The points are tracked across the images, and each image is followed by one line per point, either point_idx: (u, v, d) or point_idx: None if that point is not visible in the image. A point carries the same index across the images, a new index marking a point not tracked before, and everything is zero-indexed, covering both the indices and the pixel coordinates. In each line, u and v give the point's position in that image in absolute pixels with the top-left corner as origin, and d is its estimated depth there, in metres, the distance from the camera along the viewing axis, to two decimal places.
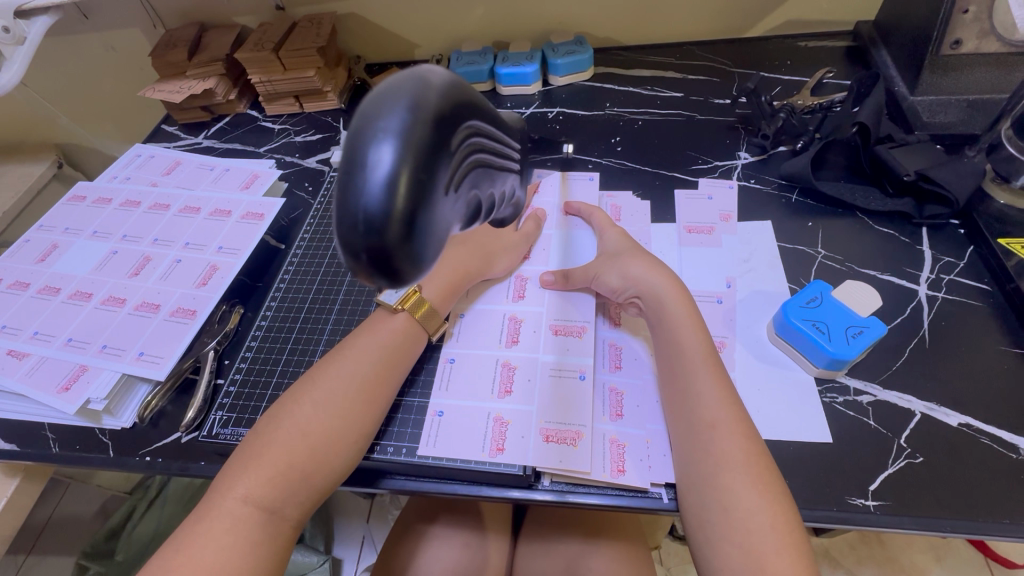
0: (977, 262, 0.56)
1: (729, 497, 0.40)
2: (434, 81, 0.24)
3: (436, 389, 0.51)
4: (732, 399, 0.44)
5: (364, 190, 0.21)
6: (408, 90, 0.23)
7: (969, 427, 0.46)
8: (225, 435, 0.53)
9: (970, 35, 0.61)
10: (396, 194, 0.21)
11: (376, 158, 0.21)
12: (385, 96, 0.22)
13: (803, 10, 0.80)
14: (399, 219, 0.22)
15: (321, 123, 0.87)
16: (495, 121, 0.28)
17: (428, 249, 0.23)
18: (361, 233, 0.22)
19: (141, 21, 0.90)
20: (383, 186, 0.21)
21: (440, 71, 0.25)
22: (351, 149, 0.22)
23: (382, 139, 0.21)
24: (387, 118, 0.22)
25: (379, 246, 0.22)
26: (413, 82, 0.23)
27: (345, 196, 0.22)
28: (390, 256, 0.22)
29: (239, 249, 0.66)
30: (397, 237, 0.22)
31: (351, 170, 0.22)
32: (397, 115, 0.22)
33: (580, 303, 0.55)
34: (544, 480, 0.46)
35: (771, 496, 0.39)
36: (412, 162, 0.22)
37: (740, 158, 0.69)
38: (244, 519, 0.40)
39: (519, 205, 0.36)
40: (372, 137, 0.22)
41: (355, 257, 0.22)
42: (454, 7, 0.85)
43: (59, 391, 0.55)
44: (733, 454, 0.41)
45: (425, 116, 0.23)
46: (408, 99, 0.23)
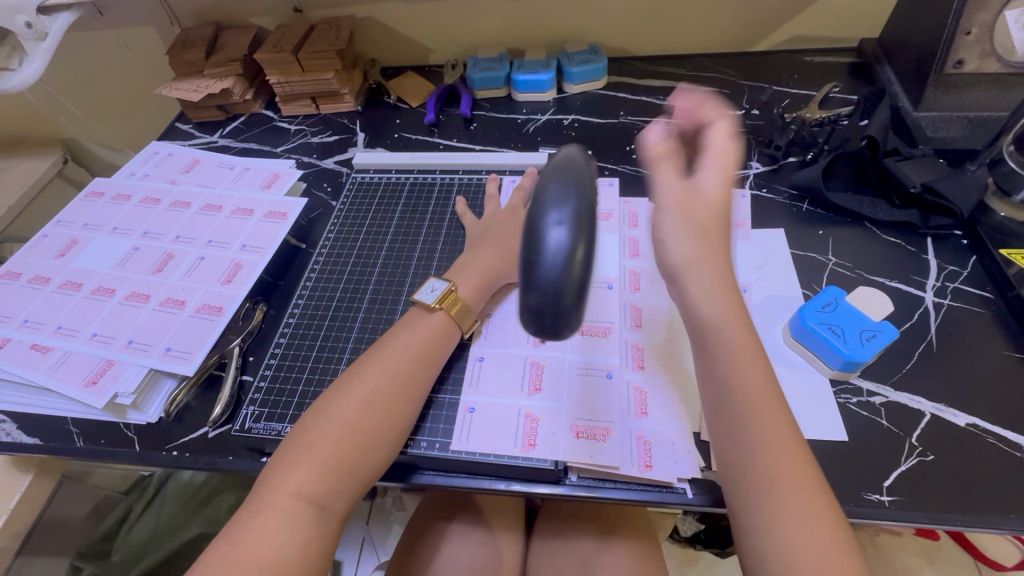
0: (980, 271, 0.59)
1: (790, 542, 0.36)
2: (581, 166, 0.28)
3: (466, 386, 0.52)
4: (790, 434, 0.39)
5: (544, 268, 0.25)
6: (571, 181, 0.27)
7: (976, 427, 0.49)
8: (258, 430, 0.53)
9: (972, 55, 0.64)
10: (571, 272, 0.25)
11: (550, 239, 0.26)
12: (551, 187, 0.27)
13: (808, 27, 0.83)
14: (573, 291, 0.25)
15: (338, 125, 0.88)
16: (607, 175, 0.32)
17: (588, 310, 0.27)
18: (542, 303, 0.25)
19: (157, 20, 0.91)
20: (560, 261, 0.25)
21: (577, 152, 0.30)
22: (527, 233, 0.26)
23: (555, 222, 0.26)
24: (555, 209, 0.26)
25: (556, 311, 0.25)
26: (568, 169, 0.28)
27: (525, 274, 0.26)
28: (563, 321, 0.26)
29: (263, 248, 0.66)
30: (572, 301, 0.26)
31: (528, 252, 0.26)
32: (566, 204, 0.26)
33: (604, 306, 0.56)
34: (572, 476, 0.48)
35: (833, 536, 0.36)
36: (582, 240, 0.26)
37: (752, 167, 0.72)
38: (297, 514, 0.41)
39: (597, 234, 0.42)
40: (546, 222, 0.26)
41: (533, 321, 0.26)
42: (472, 14, 0.87)
43: (86, 385, 0.56)
44: (784, 468, 0.38)
45: (586, 208, 0.27)
46: (574, 189, 0.27)
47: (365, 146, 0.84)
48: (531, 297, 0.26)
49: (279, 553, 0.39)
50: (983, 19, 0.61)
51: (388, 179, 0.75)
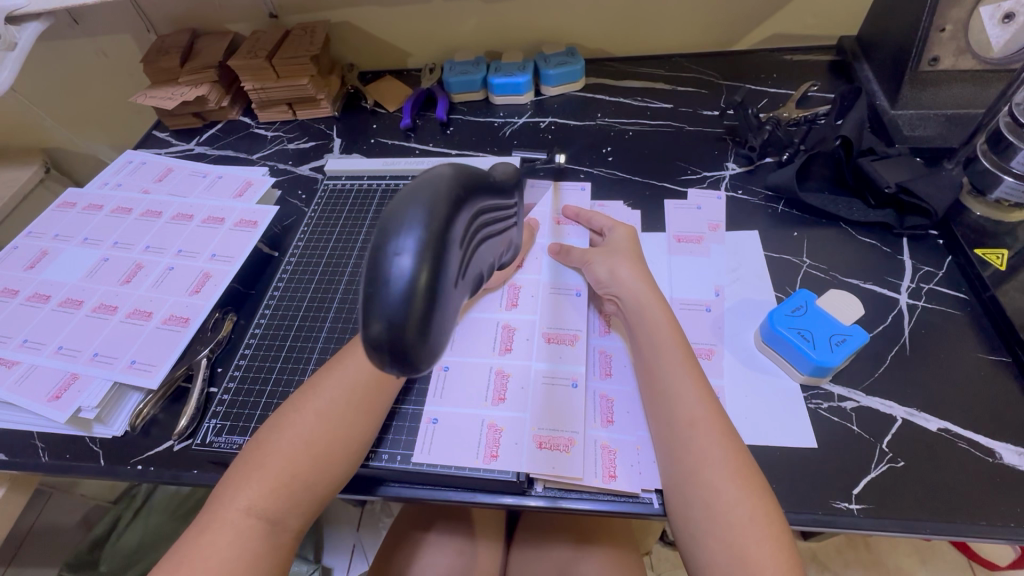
0: (955, 272, 0.58)
1: (712, 494, 0.41)
2: (443, 188, 0.27)
3: (430, 398, 0.52)
4: (712, 401, 0.45)
5: (388, 299, 0.25)
6: (426, 204, 0.26)
7: (948, 432, 0.48)
8: (220, 443, 0.53)
9: (947, 52, 0.63)
10: (414, 303, 0.25)
11: (397, 268, 0.25)
12: (403, 212, 0.26)
13: (787, 24, 0.82)
14: (416, 323, 0.25)
15: (314, 130, 0.87)
16: (497, 195, 0.32)
17: (442, 335, 0.27)
18: (386, 333, 0.25)
19: (132, 27, 0.90)
20: (403, 291, 0.25)
21: (446, 172, 0.28)
22: (372, 259, 0.26)
23: (402, 251, 0.25)
24: (403, 236, 0.25)
25: (401, 346, 0.25)
26: (426, 192, 0.27)
27: (368, 303, 0.26)
28: (409, 352, 0.26)
29: (232, 257, 0.66)
30: (417, 334, 0.25)
31: (375, 280, 0.25)
32: (414, 230, 0.25)
33: (571, 314, 0.56)
34: (536, 486, 0.47)
35: (752, 492, 0.41)
36: (429, 269, 0.25)
37: (728, 169, 0.71)
38: (247, 530, 0.40)
39: (509, 248, 0.40)
40: (393, 249, 0.25)
41: (378, 353, 0.26)
42: (448, 17, 0.86)
43: (49, 400, 0.55)
44: (713, 453, 0.42)
45: (438, 235, 0.26)
46: (423, 216, 0.26)
47: (341, 151, 0.83)
48: (375, 327, 0.25)
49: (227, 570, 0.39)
50: (957, 16, 0.61)
51: (360, 186, 0.74)
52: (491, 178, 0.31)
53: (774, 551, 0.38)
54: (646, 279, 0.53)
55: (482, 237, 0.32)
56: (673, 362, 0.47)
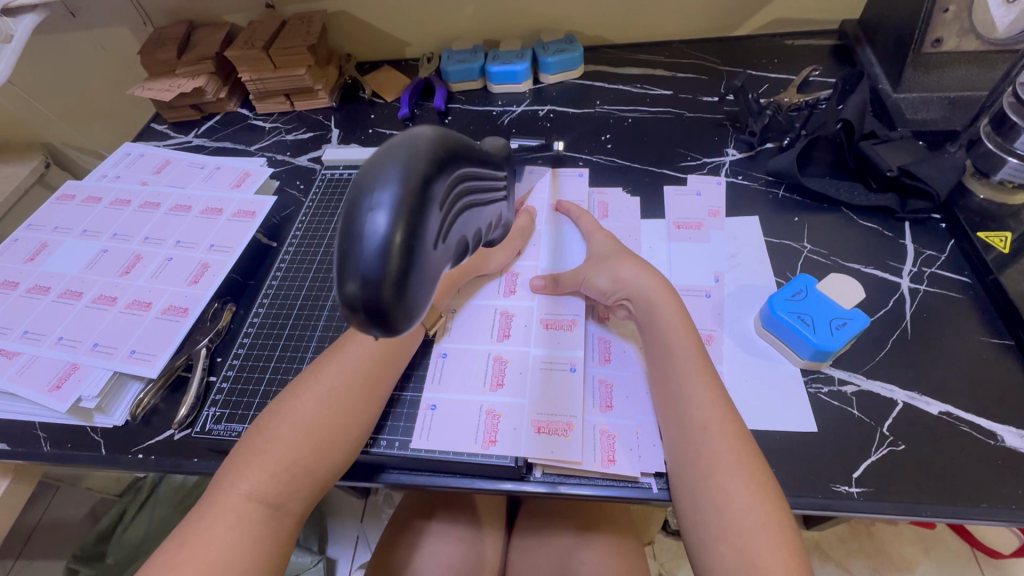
0: (957, 255, 0.58)
1: (723, 499, 0.40)
2: (421, 147, 0.27)
3: (428, 383, 0.52)
4: (724, 401, 0.45)
5: (363, 256, 0.24)
6: (401, 161, 0.26)
7: (950, 415, 0.48)
8: (219, 431, 0.53)
9: (951, 33, 0.62)
10: (390, 261, 0.24)
11: (373, 224, 0.25)
12: (380, 170, 0.26)
13: (789, 9, 0.81)
14: (393, 282, 0.25)
15: (313, 121, 0.87)
16: (480, 162, 0.32)
17: (421, 298, 0.27)
18: (362, 292, 0.25)
19: (130, 18, 0.90)
20: (378, 249, 0.24)
21: (426, 134, 0.28)
22: (348, 217, 0.25)
23: (377, 208, 0.25)
24: (380, 192, 0.25)
25: (376, 305, 0.25)
26: (402, 150, 0.26)
27: (344, 262, 0.25)
28: (387, 312, 0.25)
29: (231, 247, 0.66)
30: (393, 294, 0.25)
31: (350, 238, 0.25)
32: (389, 186, 0.25)
33: (569, 300, 0.56)
34: (535, 472, 0.47)
35: (764, 497, 0.40)
36: (406, 229, 0.25)
37: (728, 155, 0.70)
38: (247, 514, 0.40)
39: (499, 224, 0.39)
40: (369, 206, 0.25)
41: (354, 313, 0.25)
42: (445, 6, 0.85)
43: (50, 389, 0.55)
44: (722, 454, 0.42)
45: (415, 194, 0.25)
46: (399, 173, 0.25)
47: (339, 142, 0.83)
48: (350, 286, 0.25)
49: (227, 552, 0.39)
50: None
51: None
52: (474, 146, 0.31)
53: (784, 558, 0.38)
54: (653, 274, 0.52)
55: (466, 202, 0.31)
56: (687, 363, 0.46)
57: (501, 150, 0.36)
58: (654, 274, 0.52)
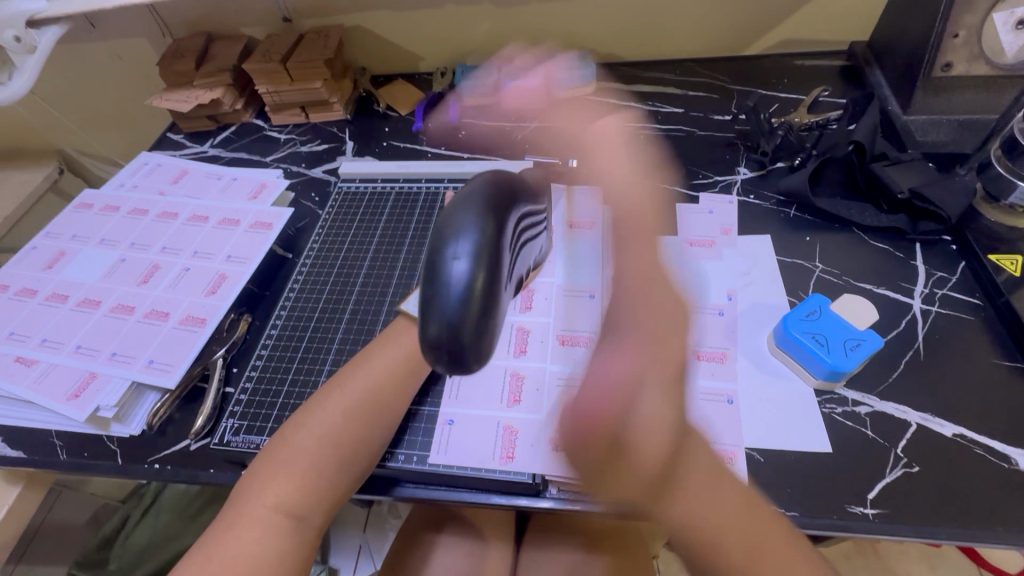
0: (969, 277, 0.58)
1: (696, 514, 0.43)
2: (489, 198, 0.30)
3: (446, 399, 0.52)
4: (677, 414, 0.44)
5: (447, 301, 0.28)
6: (475, 212, 0.29)
7: (963, 437, 0.48)
8: (237, 443, 0.53)
9: (960, 58, 0.63)
10: (472, 303, 0.28)
11: (454, 271, 0.28)
12: (459, 219, 0.29)
13: (799, 29, 0.83)
14: (473, 321, 0.28)
15: (327, 134, 0.88)
16: (532, 205, 0.35)
17: (493, 335, 0.30)
18: (445, 333, 0.28)
19: (149, 30, 0.91)
20: (461, 293, 0.28)
21: (488, 182, 0.31)
22: (430, 265, 0.29)
23: (458, 256, 0.28)
24: (460, 243, 0.28)
25: (459, 343, 0.28)
26: (474, 202, 0.30)
27: (427, 306, 0.29)
28: (465, 349, 0.29)
29: (248, 258, 0.66)
30: (472, 333, 0.29)
31: (433, 284, 0.29)
32: (467, 237, 0.28)
33: (585, 317, 0.57)
34: (551, 488, 0.48)
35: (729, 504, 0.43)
36: (484, 275, 0.28)
37: (739, 173, 0.71)
38: (273, 527, 0.41)
39: (535, 253, 0.43)
40: (450, 255, 0.28)
41: (437, 351, 0.29)
42: (460, 22, 0.86)
43: (67, 399, 0.56)
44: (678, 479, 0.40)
45: (489, 244, 0.29)
46: (475, 225, 0.29)
47: (354, 154, 0.84)
48: (433, 328, 0.29)
49: (255, 565, 0.39)
50: (969, 21, 0.61)
51: (373, 188, 0.75)
52: (528, 189, 0.35)
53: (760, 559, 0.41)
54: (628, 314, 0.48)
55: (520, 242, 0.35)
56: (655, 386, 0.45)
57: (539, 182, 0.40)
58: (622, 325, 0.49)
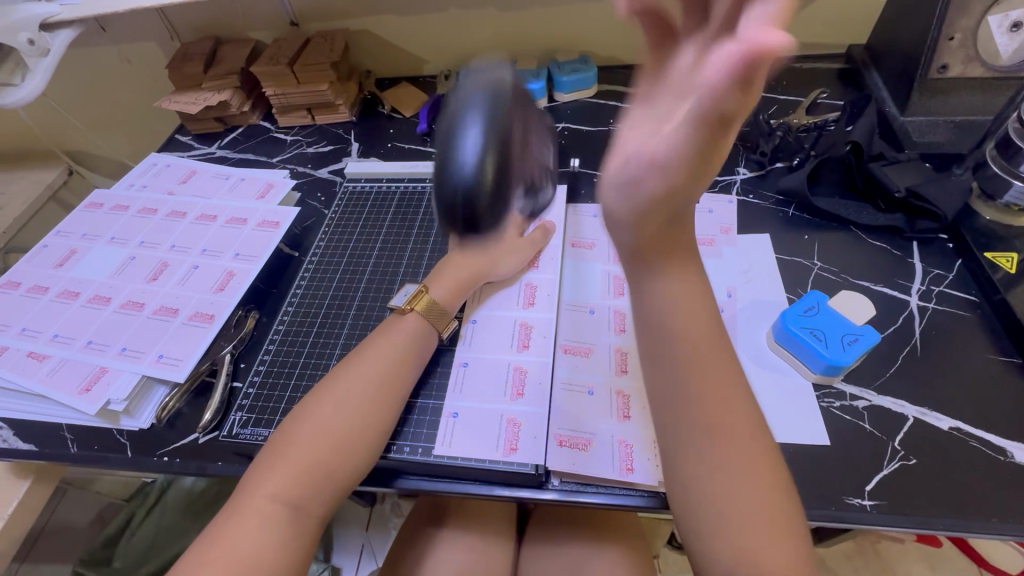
0: (965, 275, 0.59)
1: (722, 498, 0.36)
2: (506, 83, 0.40)
3: (450, 392, 0.54)
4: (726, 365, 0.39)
5: (459, 169, 0.40)
6: (489, 87, 0.40)
7: (959, 431, 0.49)
8: (245, 434, 0.55)
9: (956, 60, 0.64)
10: (484, 169, 0.40)
11: (465, 147, 0.40)
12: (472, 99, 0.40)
13: (797, 33, 0.84)
14: (488, 186, 0.40)
15: (332, 135, 0.89)
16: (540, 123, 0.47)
17: (500, 208, 0.43)
18: (461, 193, 0.41)
19: (159, 33, 0.93)
20: (474, 160, 0.40)
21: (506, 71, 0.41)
22: (449, 139, 0.40)
23: (473, 127, 0.40)
24: (471, 113, 0.39)
25: (472, 202, 0.41)
26: (488, 81, 0.40)
27: (445, 173, 0.41)
28: (476, 208, 0.42)
29: (255, 256, 0.68)
30: (485, 201, 0.41)
31: (450, 147, 0.40)
32: (478, 118, 0.39)
33: (589, 327, 0.58)
34: (553, 480, 0.49)
35: (771, 492, 0.37)
36: (491, 149, 0.40)
37: (739, 174, 0.72)
38: (272, 516, 0.43)
39: (545, 196, 0.55)
40: (463, 128, 0.40)
41: (453, 211, 0.42)
42: (464, 26, 0.88)
43: (79, 392, 0.57)
44: (740, 458, 0.37)
45: (499, 117, 0.39)
46: (488, 103, 0.39)
47: (359, 155, 0.85)
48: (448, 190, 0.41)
49: (255, 552, 0.41)
50: (965, 24, 0.62)
51: (378, 189, 0.76)
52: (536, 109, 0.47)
53: (784, 556, 0.35)
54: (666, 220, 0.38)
55: (532, 156, 0.45)
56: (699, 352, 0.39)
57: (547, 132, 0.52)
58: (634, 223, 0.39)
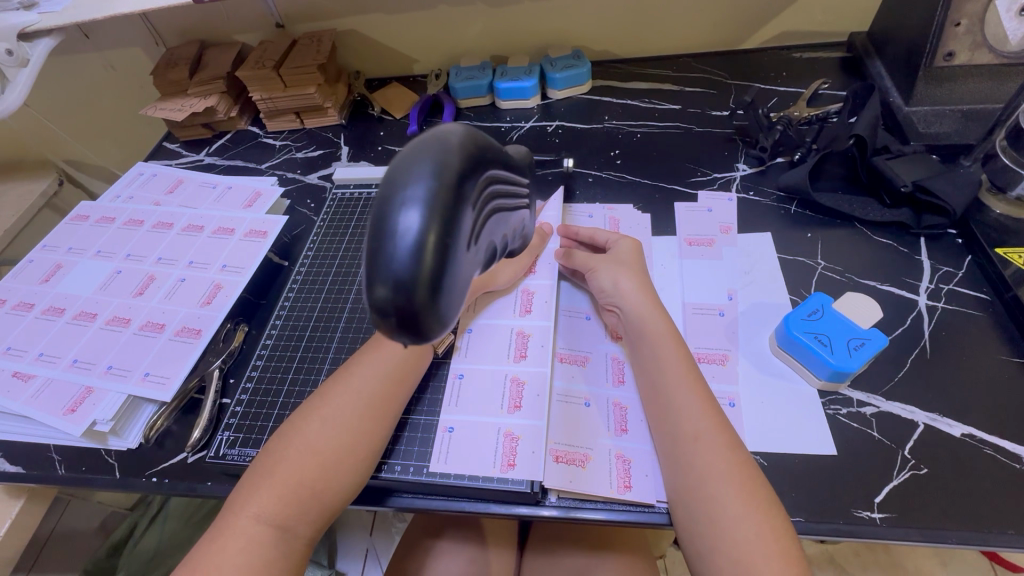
0: (976, 272, 0.57)
1: (716, 509, 0.41)
2: (452, 143, 0.28)
3: (445, 406, 0.52)
4: (712, 409, 0.46)
5: (395, 257, 0.26)
6: (433, 158, 0.27)
7: (972, 437, 0.47)
8: (232, 456, 0.53)
9: (963, 47, 0.61)
10: (423, 261, 0.26)
11: (405, 223, 0.26)
12: (412, 167, 0.27)
13: (797, 21, 0.81)
14: (427, 284, 0.26)
15: (322, 139, 0.87)
16: (510, 169, 0.34)
17: (452, 304, 0.28)
18: (393, 297, 0.26)
19: (142, 39, 0.91)
20: (411, 249, 0.26)
21: (457, 130, 0.30)
22: (380, 213, 0.27)
23: (410, 205, 0.26)
24: (413, 186, 0.26)
25: (409, 307, 0.26)
26: (432, 147, 0.28)
27: (373, 266, 0.27)
28: (418, 316, 0.27)
29: (243, 268, 0.66)
30: (426, 300, 0.26)
31: (382, 236, 0.26)
32: (422, 183, 0.26)
33: (586, 336, 0.57)
34: (550, 497, 0.47)
35: (759, 504, 0.40)
36: (437, 229, 0.26)
37: (738, 170, 0.70)
38: (256, 537, 0.42)
39: (517, 239, 0.42)
40: (402, 203, 0.26)
41: (385, 317, 0.27)
42: (453, 23, 0.86)
43: (64, 413, 0.55)
44: (718, 468, 0.42)
45: (446, 192, 0.27)
46: (432, 170, 0.27)
47: (349, 159, 0.84)
48: (379, 290, 0.26)
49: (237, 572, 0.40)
50: (972, 10, 0.59)
51: (368, 195, 0.75)
52: (507, 156, 0.34)
53: (781, 566, 0.38)
54: (648, 291, 0.54)
55: (486, 225, 0.32)
56: (675, 374, 0.48)
57: (524, 157, 0.42)
58: (649, 293, 0.53)
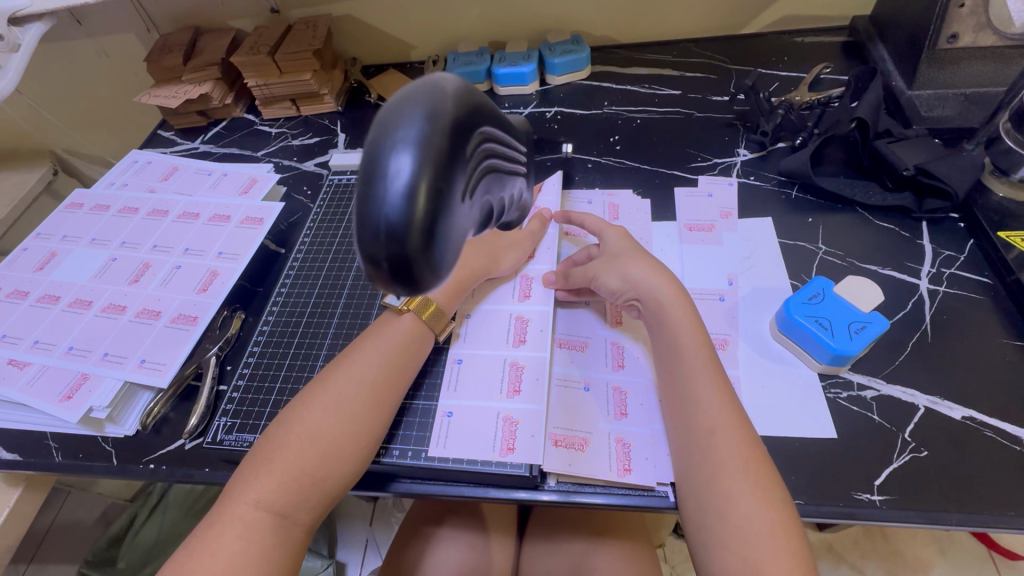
0: (978, 255, 0.57)
1: (727, 504, 0.40)
2: (446, 90, 0.28)
3: (444, 390, 0.52)
4: (731, 404, 0.45)
5: (387, 200, 0.25)
6: (425, 101, 0.27)
7: (973, 420, 0.47)
8: (229, 441, 0.53)
9: (967, 29, 0.61)
10: (416, 204, 0.25)
11: (396, 166, 0.25)
12: (403, 109, 0.26)
13: (798, 6, 0.80)
14: (420, 228, 0.25)
15: (318, 126, 0.86)
16: (505, 127, 0.33)
17: (447, 254, 0.28)
18: (385, 242, 0.26)
19: (135, 25, 0.90)
20: (403, 191, 0.25)
21: (450, 78, 0.29)
22: (371, 155, 0.26)
23: (401, 146, 0.25)
24: (404, 127, 0.26)
25: (400, 252, 0.26)
26: (424, 90, 0.27)
27: (366, 209, 0.26)
28: (412, 263, 0.26)
29: (239, 254, 0.65)
30: (419, 247, 0.26)
31: (373, 179, 0.26)
32: (414, 124, 0.26)
33: (586, 322, 0.56)
34: (549, 480, 0.47)
35: (770, 502, 0.40)
36: (429, 172, 0.25)
37: (739, 155, 0.69)
38: (255, 523, 0.42)
39: (516, 211, 0.41)
40: (393, 144, 0.25)
41: (378, 264, 0.26)
42: (451, 8, 0.84)
43: (61, 400, 0.55)
44: (732, 463, 0.42)
45: (438, 137, 0.26)
46: (423, 112, 0.26)
47: (345, 146, 0.83)
48: (369, 232, 0.26)
49: (234, 560, 0.40)
50: None
51: None
52: (502, 116, 0.33)
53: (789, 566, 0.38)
54: (664, 275, 0.52)
55: (481, 178, 0.31)
56: (696, 365, 0.47)
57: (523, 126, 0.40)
58: (665, 275, 0.52)
